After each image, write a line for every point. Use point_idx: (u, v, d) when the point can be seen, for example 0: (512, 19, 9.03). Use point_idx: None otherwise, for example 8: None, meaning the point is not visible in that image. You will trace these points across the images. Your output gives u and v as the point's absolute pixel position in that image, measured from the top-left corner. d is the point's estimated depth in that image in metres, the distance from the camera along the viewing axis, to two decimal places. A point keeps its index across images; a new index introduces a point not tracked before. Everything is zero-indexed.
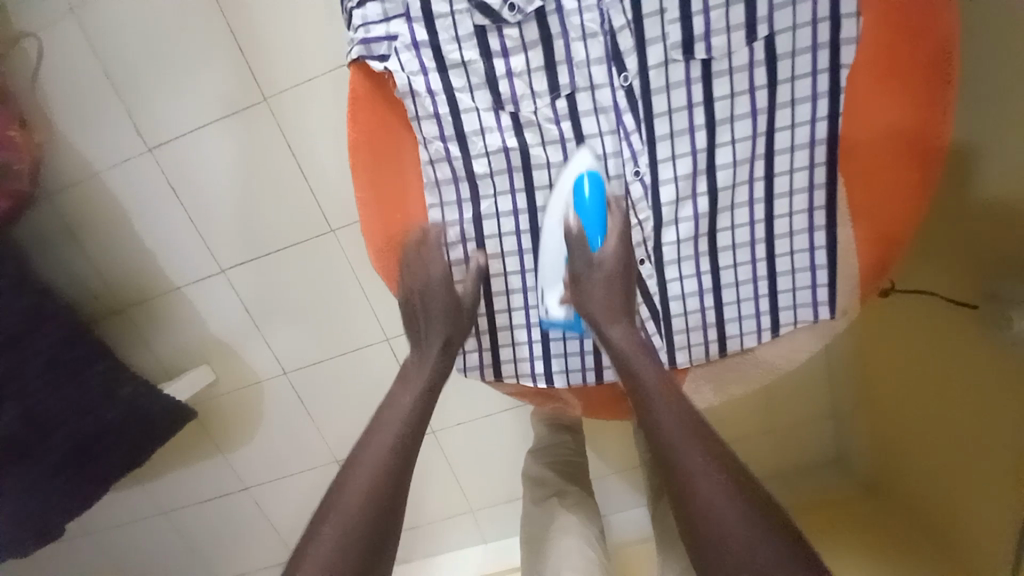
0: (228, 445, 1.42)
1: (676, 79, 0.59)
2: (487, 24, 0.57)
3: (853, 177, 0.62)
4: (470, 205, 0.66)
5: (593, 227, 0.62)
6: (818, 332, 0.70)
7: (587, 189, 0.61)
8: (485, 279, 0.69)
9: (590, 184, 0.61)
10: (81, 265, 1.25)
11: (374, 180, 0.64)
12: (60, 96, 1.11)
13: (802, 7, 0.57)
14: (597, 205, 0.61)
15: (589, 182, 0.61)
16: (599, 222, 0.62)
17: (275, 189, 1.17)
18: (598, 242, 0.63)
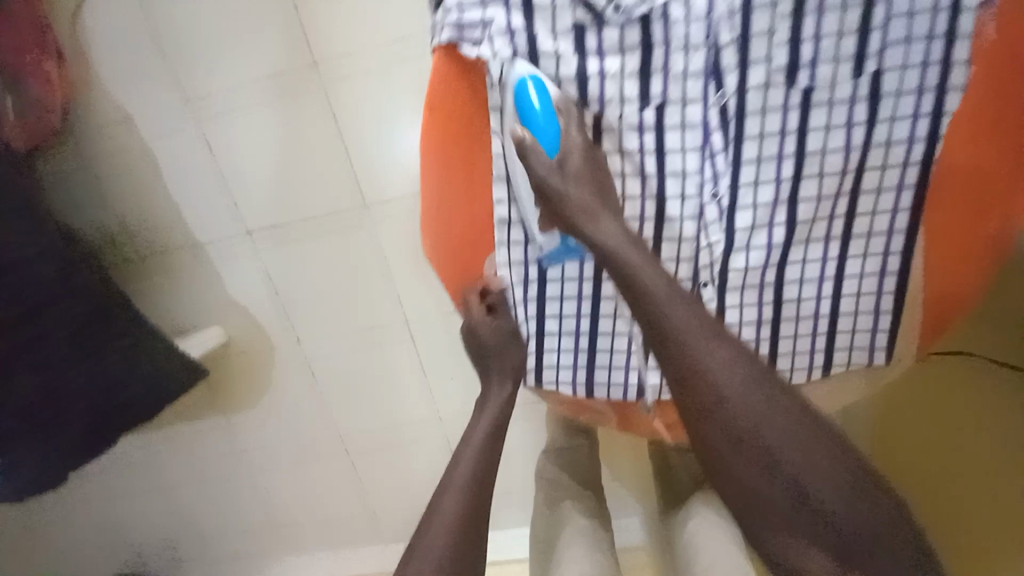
0: (233, 408, 1.41)
1: (773, 104, 0.56)
2: (587, 21, 0.54)
3: (932, 231, 0.61)
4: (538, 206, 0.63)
5: (547, 130, 0.57)
6: (868, 375, 0.70)
7: (535, 95, 0.55)
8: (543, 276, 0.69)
9: (535, 89, 0.55)
10: (105, 213, 1.22)
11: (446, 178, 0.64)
12: (102, 35, 1.07)
13: (916, 46, 0.54)
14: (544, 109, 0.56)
15: (534, 85, 0.55)
16: (552, 132, 0.57)
17: (314, 158, 1.14)
18: (556, 148, 0.58)
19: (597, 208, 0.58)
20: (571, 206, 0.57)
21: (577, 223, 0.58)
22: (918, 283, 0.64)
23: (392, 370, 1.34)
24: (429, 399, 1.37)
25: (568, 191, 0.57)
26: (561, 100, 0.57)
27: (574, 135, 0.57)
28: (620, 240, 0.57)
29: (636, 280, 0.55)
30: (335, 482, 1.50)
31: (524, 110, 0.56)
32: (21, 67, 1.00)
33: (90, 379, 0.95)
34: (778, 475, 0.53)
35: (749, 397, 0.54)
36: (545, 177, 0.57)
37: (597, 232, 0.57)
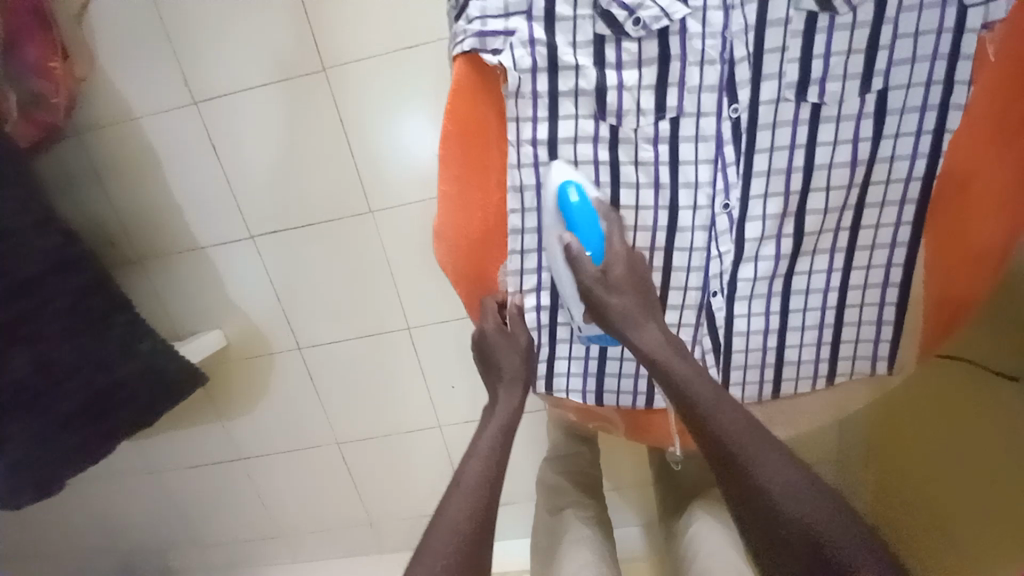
0: (229, 412, 1.39)
1: (785, 118, 0.59)
2: (607, 34, 0.56)
3: (933, 243, 0.64)
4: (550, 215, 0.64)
5: (591, 239, 0.62)
6: (870, 383, 0.72)
7: (573, 196, 0.60)
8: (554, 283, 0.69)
9: (576, 192, 0.60)
10: (105, 212, 1.20)
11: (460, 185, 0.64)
12: (110, 35, 1.07)
13: (921, 66, 0.57)
14: (587, 219, 0.60)
15: (575, 190, 0.60)
16: (593, 230, 0.61)
17: (320, 162, 1.14)
18: (601, 255, 0.63)
19: (634, 308, 0.62)
20: (612, 307, 0.62)
21: (618, 327, 0.62)
22: (918, 293, 0.66)
23: (391, 376, 1.34)
24: (430, 405, 1.36)
25: (611, 298, 0.62)
26: (604, 208, 0.62)
27: (616, 244, 0.62)
28: (658, 341, 0.61)
29: (663, 362, 0.59)
30: (330, 489, 1.47)
31: (566, 211, 0.60)
32: (27, 63, 0.99)
33: (84, 379, 0.93)
34: (820, 561, 0.47)
35: (784, 472, 0.51)
36: (590, 284, 0.62)
37: (639, 334, 0.61)
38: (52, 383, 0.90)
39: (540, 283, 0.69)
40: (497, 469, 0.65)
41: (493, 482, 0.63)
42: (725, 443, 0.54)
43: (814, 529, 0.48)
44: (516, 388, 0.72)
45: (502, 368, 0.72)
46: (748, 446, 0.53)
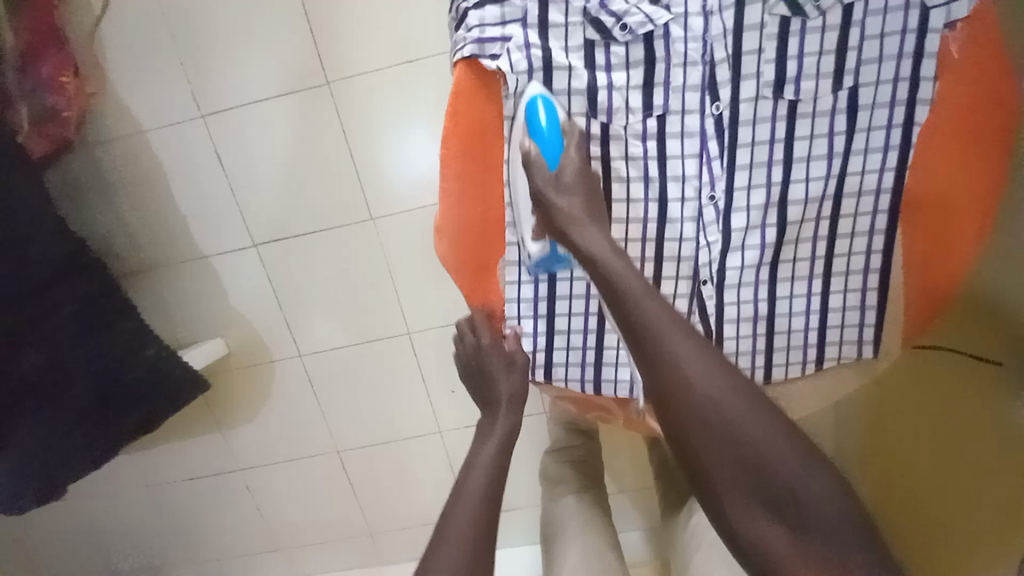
0: (230, 422, 1.39)
1: (763, 115, 0.63)
2: (596, 39, 0.60)
3: (909, 232, 0.68)
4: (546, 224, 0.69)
5: (550, 146, 0.62)
6: (858, 368, 0.75)
7: (542, 115, 0.61)
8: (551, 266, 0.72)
9: (544, 110, 0.61)
10: (111, 224, 1.23)
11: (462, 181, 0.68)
12: (120, 51, 1.11)
13: (887, 65, 0.61)
14: (554, 134, 0.61)
15: (543, 106, 0.61)
16: (555, 143, 0.62)
17: (324, 171, 1.18)
18: (556, 160, 0.63)
19: (582, 215, 0.62)
20: (562, 213, 0.62)
21: (565, 230, 0.62)
22: (900, 280, 0.69)
23: (393, 382, 1.35)
24: (430, 410, 1.37)
25: (558, 201, 0.62)
26: (568, 123, 0.63)
27: (573, 153, 0.63)
28: (603, 247, 0.61)
29: (608, 274, 0.59)
30: (331, 499, 1.46)
31: (533, 128, 0.61)
32: (41, 77, 1.03)
33: (91, 384, 0.94)
34: (749, 462, 0.53)
35: (725, 395, 0.54)
36: (544, 188, 0.62)
37: (583, 239, 0.61)
38: (59, 384, 0.90)
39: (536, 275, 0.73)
40: (496, 477, 0.67)
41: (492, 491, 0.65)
42: (681, 377, 0.54)
43: (747, 439, 0.52)
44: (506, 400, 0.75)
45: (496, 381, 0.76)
46: (702, 380, 0.54)
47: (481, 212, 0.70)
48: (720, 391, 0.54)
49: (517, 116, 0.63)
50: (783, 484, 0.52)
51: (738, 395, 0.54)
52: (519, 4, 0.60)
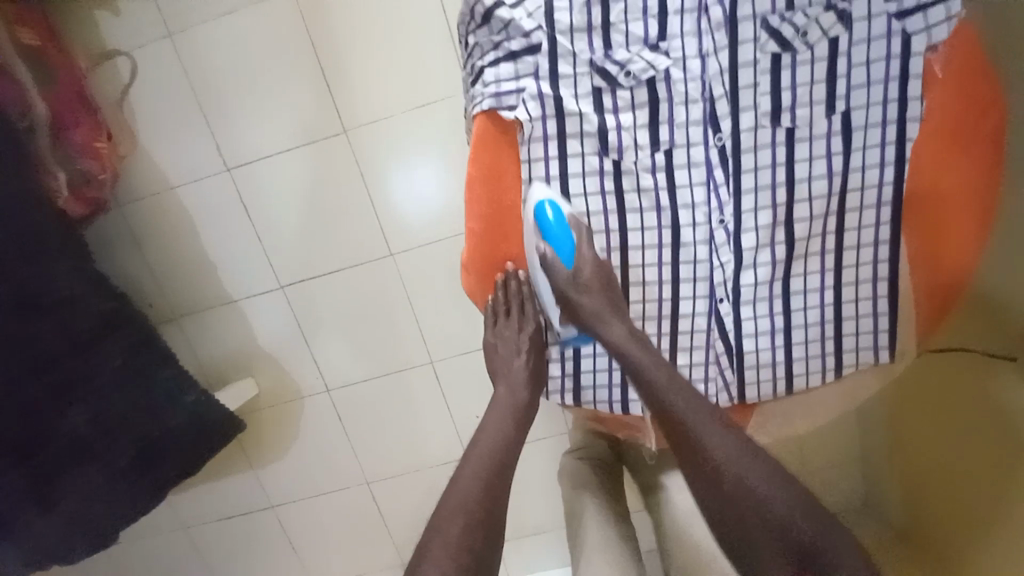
0: (261, 460, 1.42)
1: (763, 142, 0.67)
2: (603, 86, 0.65)
3: (913, 236, 0.70)
4: None
5: (564, 247, 0.70)
6: (877, 373, 0.77)
7: (550, 212, 0.68)
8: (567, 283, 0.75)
9: (551, 208, 0.68)
10: (145, 276, 1.29)
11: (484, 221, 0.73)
12: (150, 114, 1.19)
13: (876, 88, 0.66)
14: (562, 229, 0.69)
15: (550, 208, 0.68)
16: (568, 242, 0.70)
17: (344, 213, 1.24)
18: (572, 260, 0.71)
19: (605, 311, 0.71)
20: (585, 308, 0.72)
21: (591, 327, 0.73)
22: (908, 284, 0.72)
23: (416, 410, 1.38)
24: (456, 436, 1.40)
25: (581, 299, 0.72)
26: (575, 219, 0.70)
27: (586, 251, 0.70)
28: (624, 336, 0.71)
29: (630, 363, 0.70)
30: (361, 531, 1.48)
31: (545, 227, 0.69)
32: (74, 145, 1.08)
33: (137, 434, 0.98)
34: (761, 515, 0.61)
35: (743, 462, 0.63)
36: (566, 288, 0.72)
37: (608, 331, 0.71)
38: (108, 436, 0.95)
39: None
40: (504, 458, 0.71)
41: (502, 471, 0.69)
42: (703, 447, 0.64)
43: (763, 497, 0.62)
44: (519, 388, 0.77)
45: (512, 369, 0.78)
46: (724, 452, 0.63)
47: (503, 248, 0.75)
48: (735, 451, 0.64)
49: (525, 215, 0.70)
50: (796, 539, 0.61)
51: (751, 455, 0.64)
52: (530, 60, 0.65)
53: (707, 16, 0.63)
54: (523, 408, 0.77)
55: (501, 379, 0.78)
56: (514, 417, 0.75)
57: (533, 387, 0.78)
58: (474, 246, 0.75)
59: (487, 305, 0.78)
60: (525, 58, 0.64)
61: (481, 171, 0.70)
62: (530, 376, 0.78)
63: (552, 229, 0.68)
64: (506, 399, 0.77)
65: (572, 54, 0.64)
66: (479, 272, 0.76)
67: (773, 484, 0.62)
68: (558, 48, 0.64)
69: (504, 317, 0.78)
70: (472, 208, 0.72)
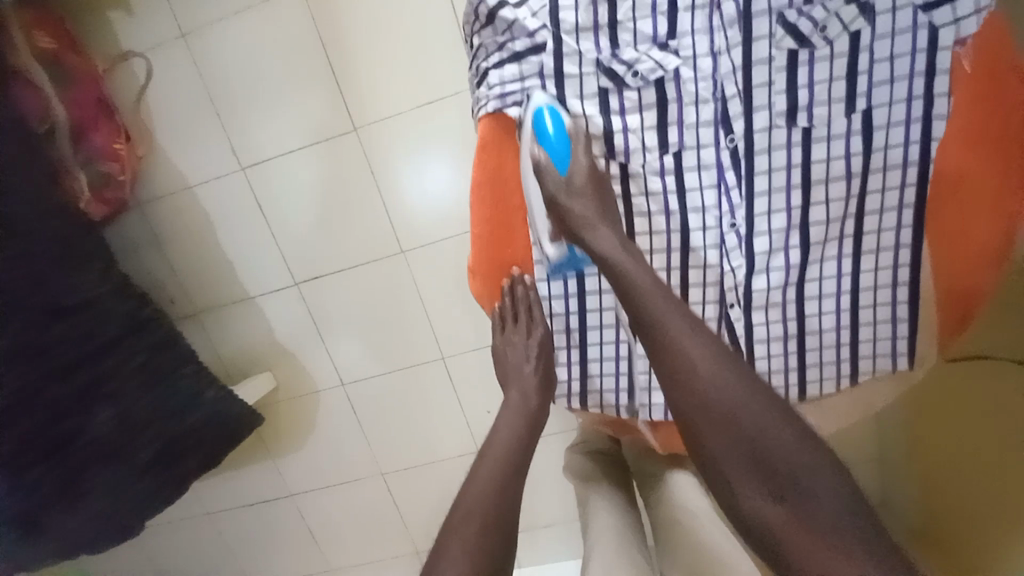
0: (280, 451, 1.47)
1: (778, 143, 0.65)
2: (610, 87, 0.63)
3: (936, 239, 0.68)
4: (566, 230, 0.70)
5: (558, 150, 0.64)
6: (895, 381, 0.75)
7: (550, 122, 0.63)
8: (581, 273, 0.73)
9: (551, 118, 0.63)
10: (166, 274, 1.33)
11: (490, 225, 0.72)
12: (166, 115, 1.21)
13: (899, 85, 0.62)
14: (560, 137, 0.63)
15: (550, 115, 0.63)
16: (564, 149, 0.64)
17: (356, 211, 1.25)
18: (567, 163, 0.65)
19: (595, 217, 0.65)
20: (574, 214, 0.65)
21: (579, 235, 0.65)
22: (929, 289, 0.69)
23: (428, 405, 1.40)
24: (467, 430, 1.42)
25: (572, 204, 0.65)
26: (575, 126, 0.65)
27: (581, 156, 0.65)
28: (614, 244, 0.64)
29: (620, 271, 0.62)
30: (376, 520, 1.52)
31: (543, 137, 0.63)
32: (95, 147, 1.12)
33: (160, 429, 1.02)
34: (747, 447, 0.54)
35: (733, 396, 0.55)
36: (556, 193, 0.65)
37: (596, 238, 0.64)
38: (132, 431, 0.99)
39: (566, 292, 0.74)
40: (514, 465, 0.71)
41: (512, 479, 0.69)
42: (685, 370, 0.56)
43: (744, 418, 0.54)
44: (530, 393, 0.78)
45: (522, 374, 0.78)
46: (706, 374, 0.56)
47: (508, 252, 0.74)
48: (721, 376, 0.56)
49: (523, 121, 0.64)
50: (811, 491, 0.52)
51: (736, 380, 0.56)
52: (535, 61, 0.63)
53: (720, 12, 0.61)
54: (535, 413, 0.77)
55: (511, 385, 0.79)
56: (525, 420, 0.76)
57: (545, 392, 0.79)
58: (480, 251, 0.74)
59: (494, 310, 0.79)
60: (530, 59, 0.63)
61: (485, 176, 0.69)
62: (540, 381, 0.78)
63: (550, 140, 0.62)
64: (518, 403, 0.77)
65: (578, 54, 0.62)
66: (486, 279, 0.76)
67: (764, 412, 0.54)
68: (564, 48, 0.62)
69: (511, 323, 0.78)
70: (478, 215, 0.71)
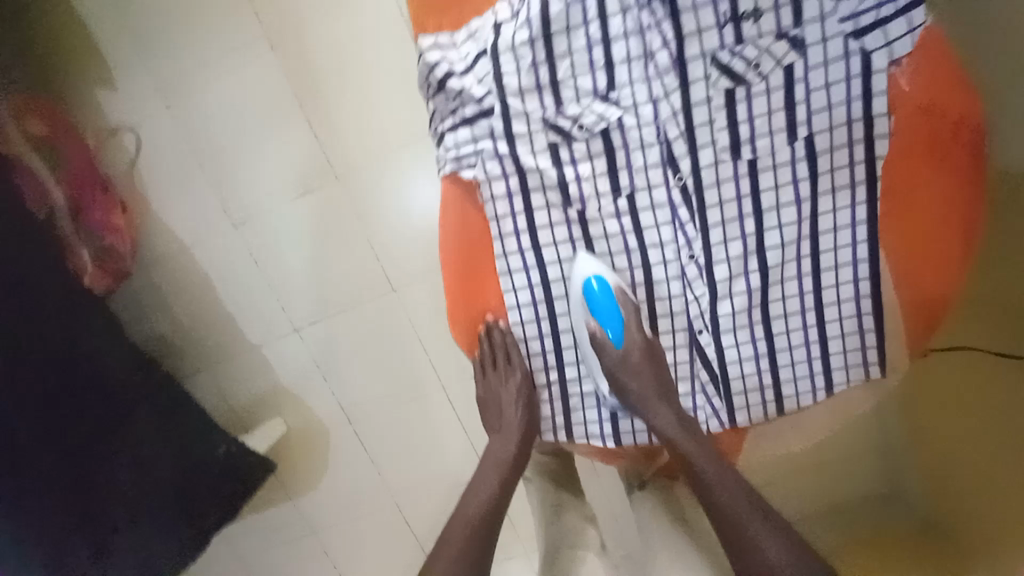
0: (298, 489, 1.51)
1: (726, 176, 0.68)
2: (558, 141, 0.67)
3: (895, 251, 0.69)
4: (536, 271, 0.73)
5: (612, 323, 0.71)
6: (869, 390, 0.77)
7: (597, 283, 0.70)
8: (545, 286, 0.74)
9: (599, 285, 0.70)
10: (170, 332, 1.38)
11: (461, 274, 0.75)
12: (158, 182, 1.27)
13: (838, 110, 0.64)
14: (609, 302, 0.70)
15: (597, 285, 0.70)
16: (615, 318, 0.71)
17: (343, 257, 1.28)
18: (620, 340, 0.72)
19: (654, 396, 0.73)
20: (635, 393, 0.73)
21: (637, 407, 0.74)
22: (893, 299, 0.71)
23: (434, 434, 1.43)
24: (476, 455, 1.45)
25: (630, 382, 0.73)
26: (622, 294, 0.71)
27: (635, 331, 0.72)
28: (670, 425, 0.73)
29: (681, 452, 0.72)
30: (397, 549, 1.55)
31: (591, 302, 0.71)
32: (95, 221, 1.18)
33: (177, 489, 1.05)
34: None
35: (757, 529, 0.67)
36: (613, 368, 0.73)
37: (654, 418, 0.73)
38: (151, 494, 1.02)
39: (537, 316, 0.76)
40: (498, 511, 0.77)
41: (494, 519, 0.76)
42: (724, 515, 0.69)
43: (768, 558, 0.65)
44: (511, 439, 0.80)
45: (505, 417, 0.80)
46: (741, 514, 0.68)
47: (481, 300, 0.76)
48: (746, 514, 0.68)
49: (569, 289, 0.73)
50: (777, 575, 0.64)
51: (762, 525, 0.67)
52: (485, 123, 0.67)
53: (654, 61, 0.64)
54: (512, 460, 0.80)
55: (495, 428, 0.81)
56: (502, 469, 0.79)
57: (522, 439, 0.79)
58: (456, 303, 0.77)
59: (474, 358, 0.80)
60: (480, 122, 0.67)
61: (453, 231, 0.73)
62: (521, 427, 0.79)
63: (597, 299, 0.70)
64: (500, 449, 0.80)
65: (525, 114, 0.66)
66: (464, 326, 0.78)
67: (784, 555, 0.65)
68: (511, 109, 0.66)
69: (491, 369, 0.79)
70: (450, 267, 0.74)
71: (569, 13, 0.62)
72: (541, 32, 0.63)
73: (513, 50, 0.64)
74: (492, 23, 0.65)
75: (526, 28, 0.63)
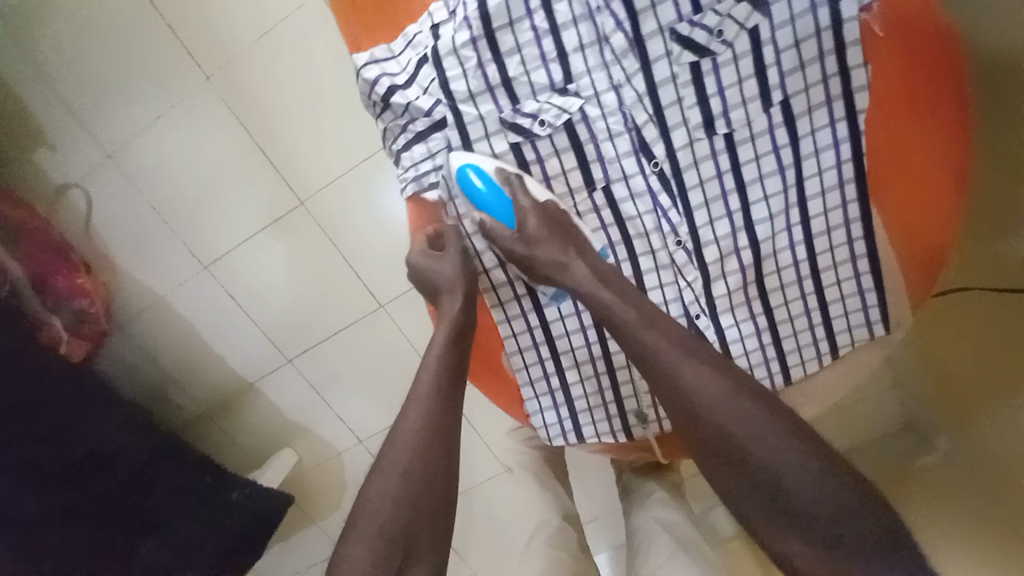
0: (322, 517, 1.43)
1: (703, 154, 0.64)
2: (521, 141, 0.64)
3: (886, 202, 0.65)
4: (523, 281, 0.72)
5: (499, 207, 0.63)
6: (879, 346, 0.73)
7: (475, 178, 0.62)
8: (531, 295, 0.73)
9: (476, 174, 0.62)
10: (165, 383, 1.32)
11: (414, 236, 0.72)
12: (117, 235, 1.17)
13: (812, 68, 0.60)
14: (494, 193, 0.62)
15: (473, 172, 0.62)
16: (500, 203, 0.62)
17: (326, 281, 1.20)
18: (512, 219, 0.63)
19: (565, 253, 0.63)
20: (539, 259, 0.63)
21: (551, 276, 0.64)
22: (889, 256, 0.67)
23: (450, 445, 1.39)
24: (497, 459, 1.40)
25: (534, 252, 0.63)
26: (503, 175, 0.63)
27: (524, 202, 0.62)
28: (589, 278, 0.62)
29: (601, 303, 0.60)
30: None
31: (474, 194, 0.63)
32: (60, 289, 1.09)
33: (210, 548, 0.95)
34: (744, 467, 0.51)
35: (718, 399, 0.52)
36: (511, 243, 0.63)
37: (565, 275, 0.62)
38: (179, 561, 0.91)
39: (529, 324, 0.74)
40: (436, 433, 0.61)
41: (434, 449, 0.60)
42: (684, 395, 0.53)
43: (743, 440, 0.51)
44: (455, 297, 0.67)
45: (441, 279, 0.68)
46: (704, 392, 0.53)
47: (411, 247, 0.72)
48: (705, 383, 0.53)
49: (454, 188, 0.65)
50: (789, 501, 0.49)
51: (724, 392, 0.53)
52: (440, 136, 0.65)
53: (610, 45, 0.60)
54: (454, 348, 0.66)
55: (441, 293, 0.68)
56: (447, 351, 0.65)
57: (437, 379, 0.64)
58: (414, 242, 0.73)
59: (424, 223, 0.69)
60: (435, 135, 0.65)
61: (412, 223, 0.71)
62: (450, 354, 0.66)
63: (484, 196, 0.62)
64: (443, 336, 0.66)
65: (481, 118, 0.63)
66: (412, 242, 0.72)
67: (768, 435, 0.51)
68: (465, 117, 0.64)
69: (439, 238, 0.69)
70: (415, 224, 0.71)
71: (509, 7, 0.59)
72: (483, 30, 0.60)
73: (455, 53, 0.61)
74: (430, 26, 0.62)
75: (465, 28, 0.60)
